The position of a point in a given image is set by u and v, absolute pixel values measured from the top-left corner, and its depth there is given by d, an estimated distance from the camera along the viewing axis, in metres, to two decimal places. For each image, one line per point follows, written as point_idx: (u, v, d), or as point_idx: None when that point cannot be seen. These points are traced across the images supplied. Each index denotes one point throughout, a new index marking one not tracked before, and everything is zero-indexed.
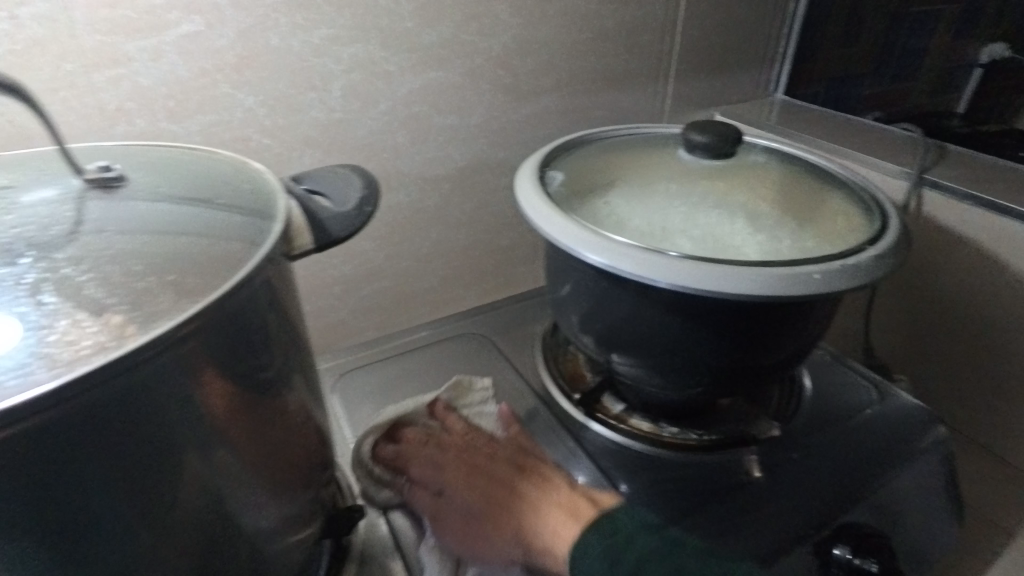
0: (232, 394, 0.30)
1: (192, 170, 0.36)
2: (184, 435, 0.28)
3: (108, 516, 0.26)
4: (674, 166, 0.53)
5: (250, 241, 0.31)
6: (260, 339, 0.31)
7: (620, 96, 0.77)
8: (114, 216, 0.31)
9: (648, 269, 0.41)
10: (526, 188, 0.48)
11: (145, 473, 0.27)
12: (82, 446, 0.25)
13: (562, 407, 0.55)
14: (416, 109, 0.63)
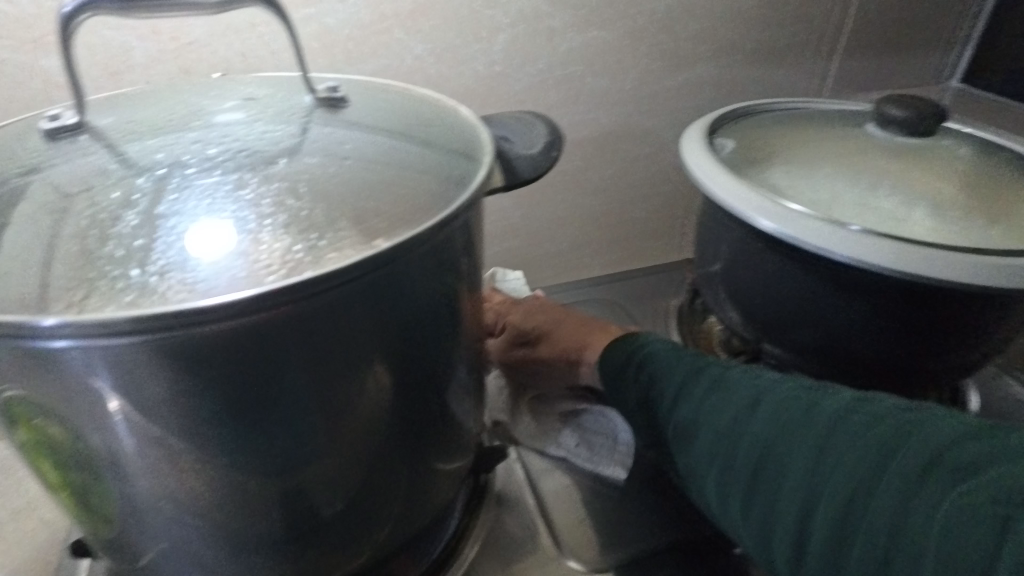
0: (425, 314, 0.32)
1: (400, 103, 0.37)
2: (373, 345, 0.30)
3: (304, 406, 0.29)
4: (858, 142, 0.49)
5: (457, 177, 0.32)
6: (452, 270, 0.32)
7: (780, 72, 0.72)
8: (336, 136, 0.33)
9: (829, 241, 0.38)
10: (696, 151, 0.46)
11: (349, 372, 0.29)
12: (296, 337, 0.27)
13: None
14: (573, 68, 0.63)
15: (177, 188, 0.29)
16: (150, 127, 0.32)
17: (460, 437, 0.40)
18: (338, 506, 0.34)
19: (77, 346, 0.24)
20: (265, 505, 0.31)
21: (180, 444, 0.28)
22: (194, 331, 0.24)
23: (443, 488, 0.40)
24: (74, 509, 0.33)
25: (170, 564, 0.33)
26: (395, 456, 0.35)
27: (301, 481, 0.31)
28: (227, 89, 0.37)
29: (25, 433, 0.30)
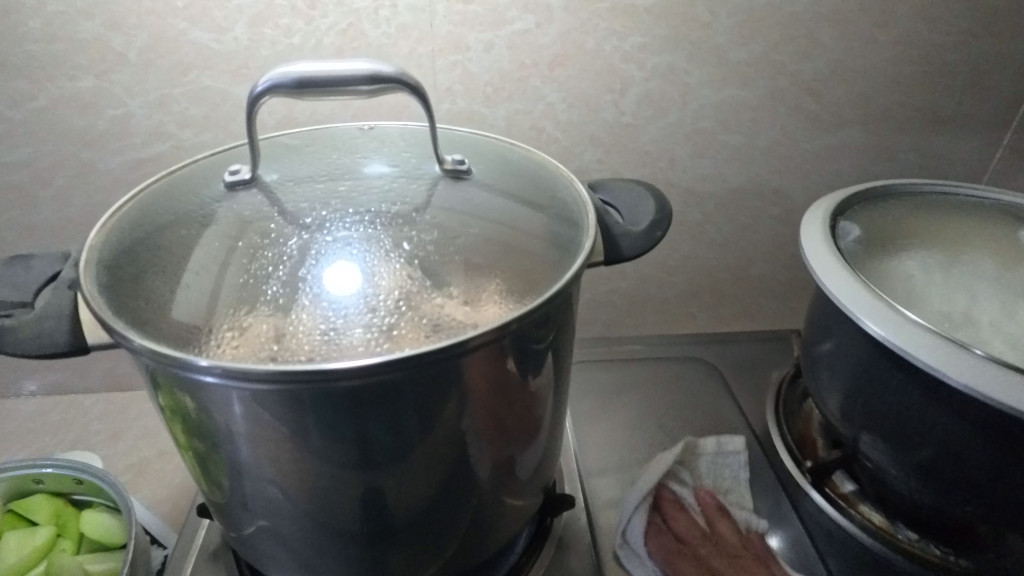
0: (513, 378, 0.34)
1: (520, 170, 0.40)
2: (464, 398, 0.33)
3: (390, 442, 0.33)
4: (1001, 251, 0.47)
5: (559, 256, 0.34)
6: (543, 339, 0.35)
7: (943, 140, 0.66)
8: (454, 200, 0.36)
9: (943, 361, 0.36)
10: (813, 236, 0.45)
11: (438, 419, 0.33)
12: (399, 391, 0.30)
13: (789, 470, 0.52)
14: (703, 123, 0.62)
15: (315, 242, 0.33)
16: (302, 177, 0.37)
17: (531, 482, 0.42)
18: (413, 527, 0.38)
19: (223, 381, 0.28)
20: (352, 515, 0.36)
21: (292, 457, 0.33)
22: (310, 384, 0.28)
23: (510, 526, 0.43)
24: (194, 476, 0.38)
25: (264, 543, 0.38)
26: (468, 492, 0.38)
27: (385, 503, 0.36)
28: (372, 143, 0.41)
29: (163, 397, 0.33)
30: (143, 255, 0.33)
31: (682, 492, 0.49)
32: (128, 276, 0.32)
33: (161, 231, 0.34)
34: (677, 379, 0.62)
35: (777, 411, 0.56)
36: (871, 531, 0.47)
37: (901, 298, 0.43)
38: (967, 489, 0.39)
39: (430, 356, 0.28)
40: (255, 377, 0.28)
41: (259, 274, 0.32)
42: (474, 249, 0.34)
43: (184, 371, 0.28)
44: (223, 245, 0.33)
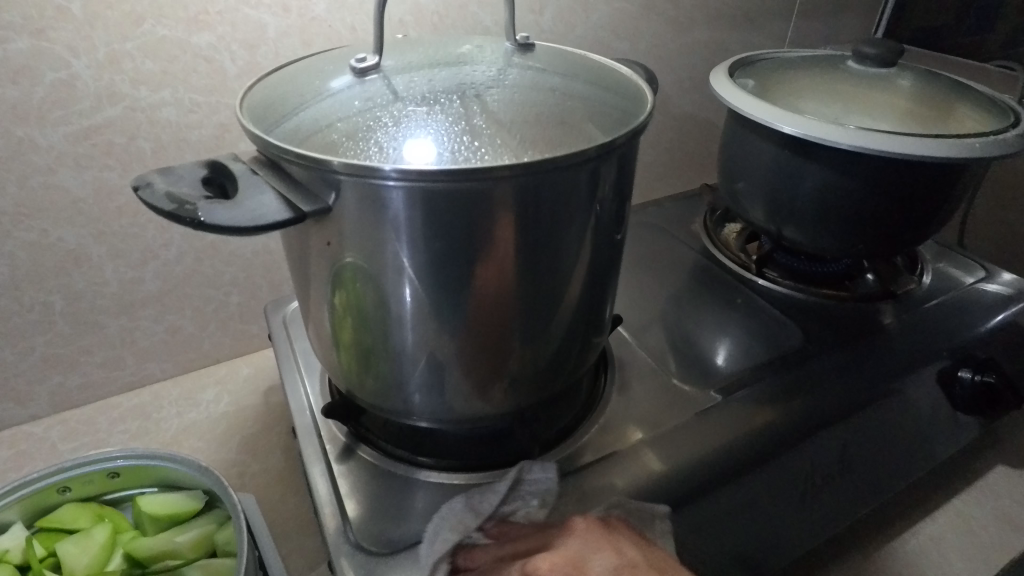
0: (612, 207, 0.42)
1: (566, 55, 0.44)
2: (582, 219, 0.40)
3: (529, 262, 0.39)
4: (842, 75, 0.64)
5: (625, 111, 0.40)
6: (628, 175, 0.42)
7: (755, 32, 0.89)
8: (527, 78, 0.41)
9: (831, 134, 0.55)
10: (725, 85, 0.63)
11: (563, 238, 0.39)
12: (540, 201, 0.37)
13: (734, 270, 0.72)
14: (602, 34, 0.76)
15: (427, 113, 0.37)
16: (399, 62, 0.41)
17: (605, 318, 0.50)
18: (539, 353, 0.45)
19: (405, 185, 0.34)
20: (489, 340, 0.42)
21: (455, 282, 0.38)
22: (463, 183, 0.34)
23: (593, 355, 0.51)
24: (356, 343, 0.43)
25: (414, 394, 0.44)
26: (581, 316, 0.46)
27: (521, 325, 0.42)
28: (454, 39, 0.46)
29: (338, 291, 0.41)
30: (277, 127, 0.36)
31: (470, 536, 0.42)
32: (286, 133, 0.36)
33: (290, 111, 0.38)
34: (637, 239, 0.78)
35: (710, 239, 0.76)
36: (792, 287, 0.69)
37: (799, 103, 0.61)
38: (854, 219, 0.61)
39: (571, 158, 0.35)
40: (426, 178, 0.33)
41: (391, 135, 0.35)
42: (560, 110, 0.38)
43: (370, 179, 0.33)
44: (348, 117, 0.36)
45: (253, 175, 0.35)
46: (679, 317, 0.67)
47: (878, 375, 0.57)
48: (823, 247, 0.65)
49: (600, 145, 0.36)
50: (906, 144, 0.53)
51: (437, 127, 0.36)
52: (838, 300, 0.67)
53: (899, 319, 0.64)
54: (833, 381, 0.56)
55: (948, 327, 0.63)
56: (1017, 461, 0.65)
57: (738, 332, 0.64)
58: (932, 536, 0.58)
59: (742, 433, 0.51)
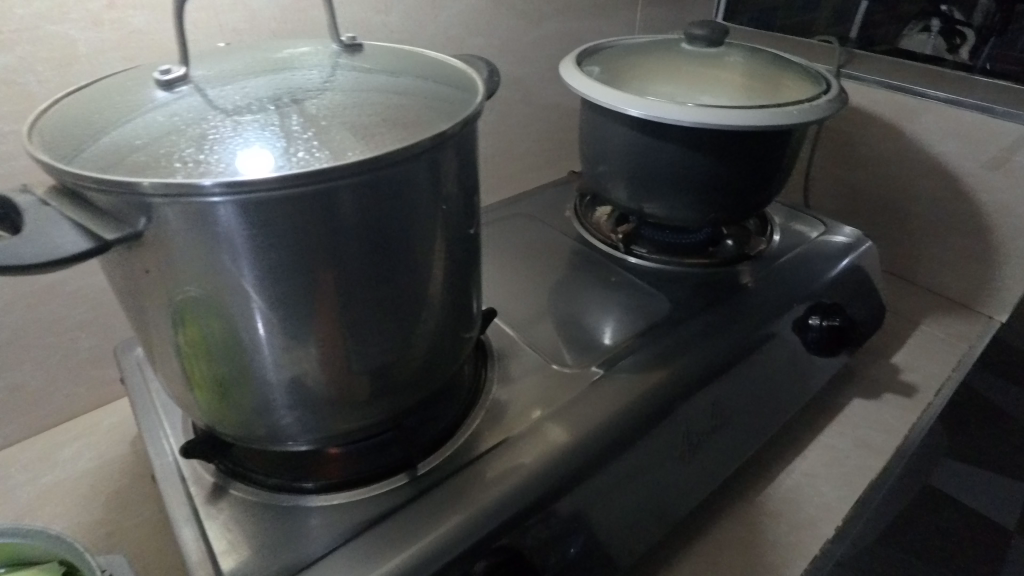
0: (459, 199, 0.42)
1: (398, 52, 0.44)
2: (430, 213, 0.40)
3: (380, 263, 0.39)
4: (678, 55, 0.68)
5: (461, 100, 0.40)
6: (472, 167, 0.43)
7: (605, 22, 0.93)
8: (358, 79, 0.40)
9: (672, 114, 0.59)
10: (575, 75, 0.65)
11: (410, 234, 0.39)
12: (381, 199, 0.36)
13: (606, 252, 0.74)
14: (455, 31, 0.76)
15: (246, 124, 0.35)
16: (211, 73, 0.39)
17: (474, 310, 0.50)
18: (411, 353, 0.45)
19: (229, 197, 0.32)
20: (353, 346, 0.41)
21: (306, 292, 0.37)
22: (290, 188, 0.32)
23: (468, 348, 0.51)
24: (209, 375, 0.40)
25: (283, 416, 0.42)
26: (449, 309, 0.46)
27: (383, 326, 0.42)
28: (276, 44, 0.44)
29: (179, 323, 0.38)
30: (79, 153, 0.33)
31: None
32: (86, 156, 0.33)
33: (90, 134, 0.34)
34: (514, 232, 0.79)
35: (582, 224, 0.79)
36: (661, 260, 0.72)
37: (644, 85, 0.65)
38: (704, 189, 0.65)
39: (404, 151, 0.35)
40: (252, 187, 0.32)
41: (212, 148, 0.33)
42: (391, 108, 0.38)
43: (189, 195, 0.31)
44: (157, 136, 0.34)
45: (49, 210, 0.32)
46: (558, 302, 0.68)
47: (741, 331, 0.62)
48: (681, 220, 0.69)
49: (434, 135, 0.36)
50: (737, 116, 0.58)
51: (260, 136, 0.34)
52: (702, 265, 0.71)
53: (756, 276, 0.69)
54: (700, 341, 0.60)
55: (797, 278, 0.69)
56: (869, 392, 0.72)
57: (614, 309, 0.67)
58: (805, 472, 0.63)
59: (621, 402, 0.53)
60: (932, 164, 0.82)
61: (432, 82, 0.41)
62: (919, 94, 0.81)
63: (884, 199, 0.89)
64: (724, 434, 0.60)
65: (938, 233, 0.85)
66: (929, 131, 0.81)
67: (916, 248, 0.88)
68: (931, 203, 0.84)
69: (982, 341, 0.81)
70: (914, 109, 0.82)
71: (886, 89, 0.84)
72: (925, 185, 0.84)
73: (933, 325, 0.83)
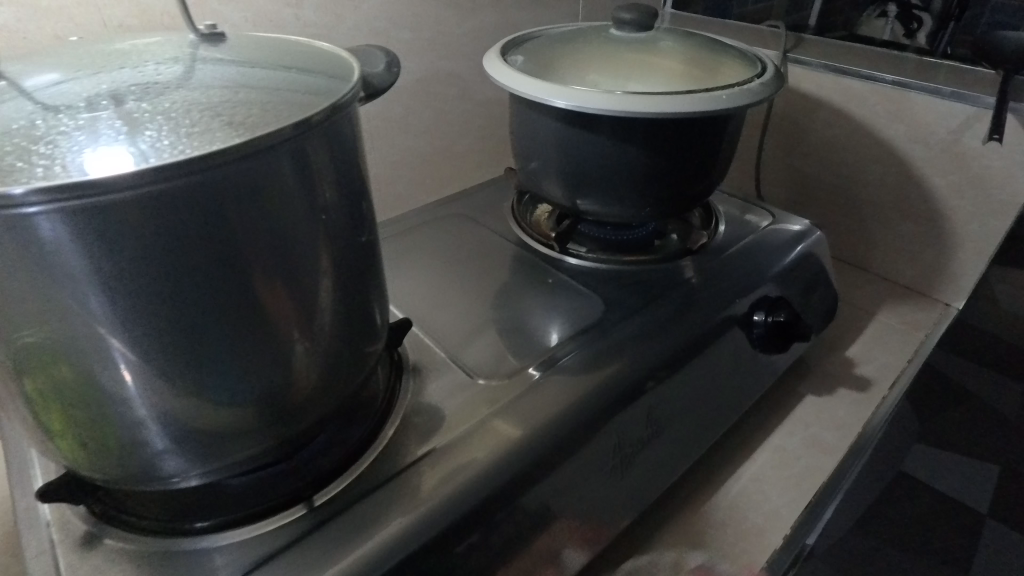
0: (339, 199, 0.39)
1: (269, 44, 0.40)
2: (304, 217, 0.36)
3: (250, 274, 0.34)
4: (607, 42, 0.64)
5: (332, 91, 0.36)
6: (351, 166, 0.39)
7: (544, 12, 0.90)
8: (217, 72, 0.36)
9: (600, 104, 0.55)
10: (498, 67, 0.61)
11: (283, 240, 0.35)
12: (239, 201, 0.32)
13: (544, 253, 0.70)
14: (378, 25, 0.72)
15: (67, 126, 0.31)
16: (35, 74, 0.34)
17: (376, 320, 0.46)
18: (300, 372, 0.41)
19: (46, 208, 0.28)
20: (232, 369, 0.37)
21: (163, 313, 0.33)
22: (119, 194, 0.28)
23: (372, 360, 0.47)
24: (65, 414, 0.36)
25: (158, 452, 0.38)
26: (343, 319, 0.42)
27: (266, 344, 0.37)
28: (129, 38, 0.40)
29: (17, 360, 0.33)
30: None
31: None
32: None
33: None
34: (446, 232, 0.73)
35: (518, 224, 0.74)
36: (601, 260, 0.68)
37: (572, 75, 0.61)
38: (641, 183, 0.62)
39: (254, 143, 0.31)
40: (71, 195, 0.28)
41: (26, 154, 0.29)
42: (249, 102, 0.34)
43: None
44: None
45: None
46: (490, 306, 0.63)
47: (683, 329, 0.58)
48: (619, 215, 0.65)
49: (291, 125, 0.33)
50: (668, 103, 0.55)
51: (84, 138, 0.30)
52: (646, 263, 0.67)
53: (700, 271, 0.65)
54: (639, 342, 0.56)
55: (744, 270, 0.66)
56: (821, 389, 0.69)
57: (542, 313, 0.62)
58: (753, 477, 0.60)
59: (548, 414, 0.49)
60: (884, 149, 0.79)
61: (302, 73, 0.37)
62: (868, 78, 0.78)
63: (836, 187, 0.86)
64: (667, 440, 0.56)
65: (893, 220, 0.83)
66: (877, 115, 0.78)
67: (872, 236, 0.86)
68: (885, 188, 0.81)
69: (940, 327, 0.78)
70: (863, 93, 0.79)
71: (832, 73, 0.81)
72: (876, 171, 0.81)
73: (888, 314, 0.80)
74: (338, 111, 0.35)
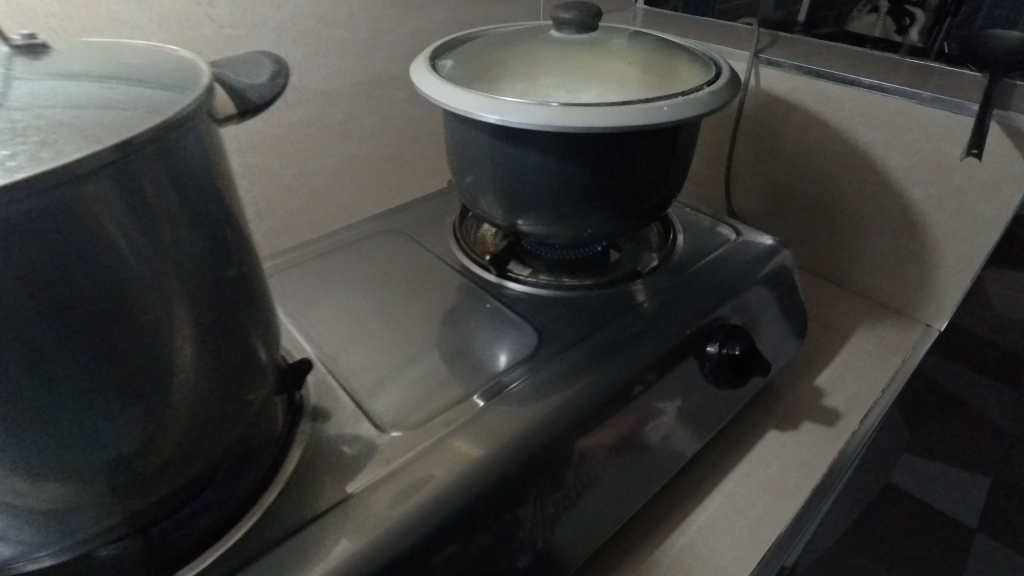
0: (192, 232, 0.33)
1: (107, 55, 0.35)
2: (147, 259, 0.31)
3: (79, 333, 0.29)
4: (548, 45, 0.59)
5: (169, 109, 0.31)
6: (202, 194, 0.34)
7: (501, 8, 0.83)
8: (29, 86, 0.31)
9: (535, 118, 0.49)
10: (423, 76, 0.54)
11: (120, 290, 0.30)
12: (49, 247, 0.27)
13: (483, 277, 0.62)
14: (307, 25, 0.66)
15: None
16: None
17: (257, 359, 0.42)
18: (167, 432, 0.35)
19: None
20: (71, 441, 0.31)
21: None
22: None
23: (258, 404, 0.43)
24: None
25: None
26: (215, 366, 0.37)
27: (116, 408, 0.32)
28: None
29: None
30: None
31: None
32: None
33: None
34: (375, 250, 0.66)
35: (458, 243, 0.66)
36: (547, 286, 0.61)
37: (507, 84, 0.55)
38: (586, 202, 0.56)
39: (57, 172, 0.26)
40: None
41: None
42: (60, 121, 0.29)
43: None
44: None
45: None
46: (415, 338, 0.55)
47: (633, 358, 0.51)
48: (564, 235, 0.59)
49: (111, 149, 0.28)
50: (610, 115, 0.48)
51: None
52: (596, 287, 0.61)
53: (654, 295, 0.59)
54: (581, 375, 0.49)
55: (704, 292, 0.59)
56: (785, 423, 0.63)
57: (468, 343, 0.55)
58: (703, 526, 0.54)
59: (455, 470, 0.42)
60: (862, 158, 0.73)
61: (138, 88, 0.32)
62: (847, 81, 0.72)
63: (812, 197, 0.80)
64: (617, 482, 0.51)
65: (875, 237, 0.76)
66: (854, 121, 0.72)
67: (851, 252, 0.80)
68: (864, 202, 0.75)
69: (918, 353, 0.72)
70: (838, 98, 0.72)
71: (807, 76, 0.74)
72: (854, 183, 0.75)
73: (863, 337, 0.75)
74: (166, 129, 0.30)
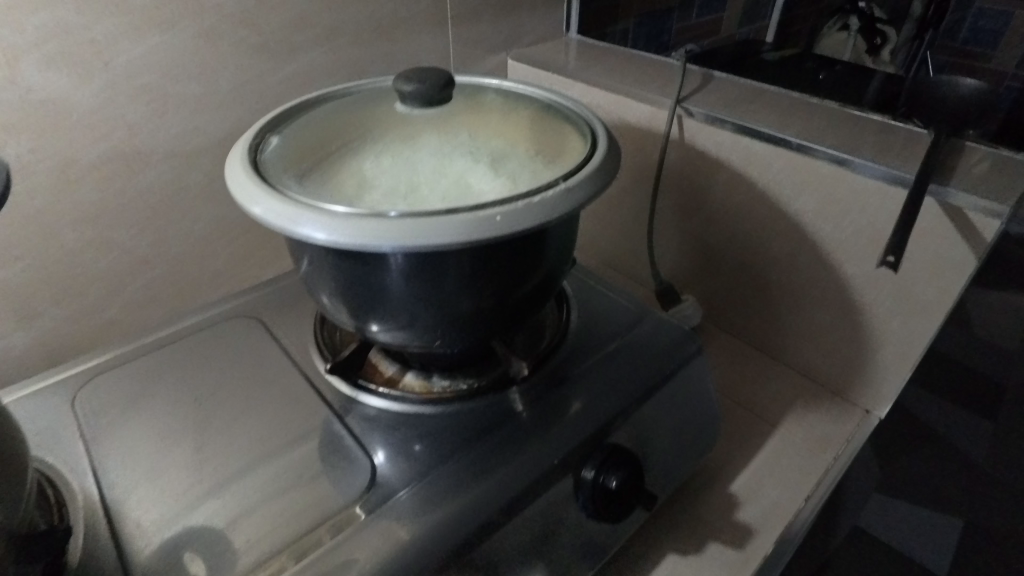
0: None
1: None
2: None
3: None
4: (393, 116, 0.50)
5: None
6: None
7: (400, 46, 0.75)
8: None
9: (366, 235, 0.39)
10: (237, 174, 0.44)
11: None
12: None
13: (335, 384, 0.53)
14: (146, 80, 0.57)
15: None
16: None
17: None
18: None
19: None
20: None
21: None
22: None
23: None
24: None
25: None
26: None
27: None
28: None
29: None
30: None
31: None
32: None
33: None
34: (219, 343, 0.57)
35: (316, 335, 0.57)
36: (412, 396, 0.52)
37: (343, 171, 0.45)
38: (451, 309, 0.46)
39: None
40: None
41: None
42: None
43: None
44: None
45: None
46: (238, 468, 0.47)
47: (508, 488, 0.44)
48: (430, 343, 0.50)
49: None
50: (459, 225, 0.39)
51: None
52: (473, 396, 0.52)
53: (532, 401, 0.51)
54: (455, 506, 0.42)
55: (593, 394, 0.51)
56: (688, 543, 0.55)
57: (289, 475, 0.46)
58: None
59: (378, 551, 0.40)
60: (792, 224, 0.65)
61: None
62: (774, 140, 0.62)
63: (742, 262, 0.72)
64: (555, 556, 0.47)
65: (808, 311, 0.69)
66: (782, 184, 0.63)
67: (784, 324, 0.72)
68: (796, 273, 0.67)
69: (853, 446, 0.65)
70: (765, 158, 0.64)
71: (732, 128, 0.65)
72: (785, 251, 0.67)
73: (793, 426, 0.67)
74: None
